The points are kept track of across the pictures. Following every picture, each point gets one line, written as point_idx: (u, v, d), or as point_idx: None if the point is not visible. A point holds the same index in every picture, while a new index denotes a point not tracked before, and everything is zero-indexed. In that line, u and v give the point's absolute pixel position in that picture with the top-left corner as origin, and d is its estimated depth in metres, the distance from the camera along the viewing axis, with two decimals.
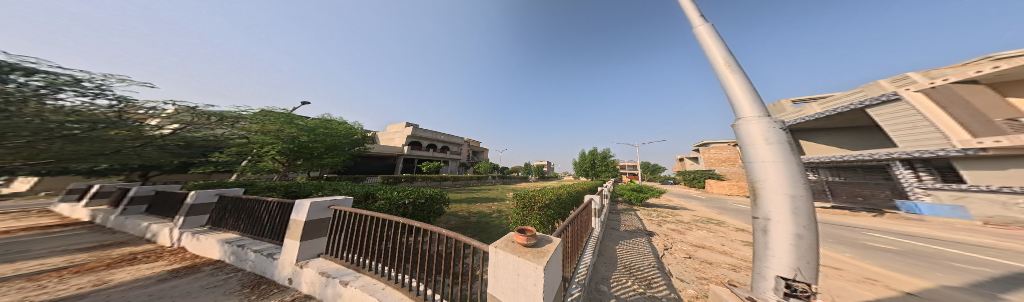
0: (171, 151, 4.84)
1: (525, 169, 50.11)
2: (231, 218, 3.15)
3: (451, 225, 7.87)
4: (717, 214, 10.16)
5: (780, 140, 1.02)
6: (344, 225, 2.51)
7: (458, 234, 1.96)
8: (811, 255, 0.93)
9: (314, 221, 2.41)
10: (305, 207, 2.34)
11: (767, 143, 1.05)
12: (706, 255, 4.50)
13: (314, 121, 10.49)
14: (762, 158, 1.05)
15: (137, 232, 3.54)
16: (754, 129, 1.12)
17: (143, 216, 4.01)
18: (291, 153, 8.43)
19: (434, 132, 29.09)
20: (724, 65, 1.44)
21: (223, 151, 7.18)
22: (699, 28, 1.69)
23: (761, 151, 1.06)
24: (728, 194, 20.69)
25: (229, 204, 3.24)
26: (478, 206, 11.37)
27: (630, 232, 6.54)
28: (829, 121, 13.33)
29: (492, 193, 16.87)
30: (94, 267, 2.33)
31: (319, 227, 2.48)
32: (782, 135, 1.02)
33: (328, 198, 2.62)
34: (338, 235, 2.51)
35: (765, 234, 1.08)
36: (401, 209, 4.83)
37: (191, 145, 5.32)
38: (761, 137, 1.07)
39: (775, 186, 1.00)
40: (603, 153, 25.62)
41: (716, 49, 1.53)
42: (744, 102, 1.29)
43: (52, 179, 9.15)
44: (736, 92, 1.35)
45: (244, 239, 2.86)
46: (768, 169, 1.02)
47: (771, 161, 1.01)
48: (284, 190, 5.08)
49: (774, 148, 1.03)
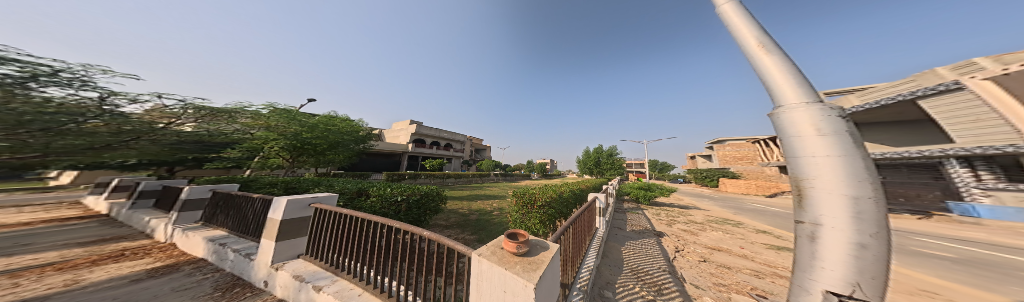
0: (166, 147, 4.84)
1: (529, 167, 49.86)
2: (221, 215, 3.14)
3: (451, 222, 7.78)
4: (734, 214, 9.43)
5: (838, 131, 0.66)
6: (324, 224, 2.38)
7: (440, 237, 1.77)
8: (882, 269, 0.59)
9: (292, 220, 2.30)
10: (282, 204, 2.23)
11: (816, 134, 0.69)
12: (724, 258, 3.90)
13: (319, 118, 10.66)
14: (805, 151, 0.69)
15: (139, 226, 3.74)
16: (798, 118, 0.74)
17: (150, 210, 4.18)
18: (295, 149, 8.59)
19: (438, 130, 29.42)
20: (755, 46, 1.08)
21: (234, 147, 7.43)
22: (722, 7, 1.30)
23: (807, 142, 0.70)
24: (746, 193, 19.40)
25: (220, 201, 3.21)
26: (479, 204, 11.27)
27: (638, 233, 6.11)
28: (868, 114, 11.96)
29: (495, 191, 16.76)
30: (76, 264, 2.52)
31: (298, 226, 2.37)
32: (841, 123, 0.66)
33: (310, 195, 2.50)
34: (318, 234, 2.39)
35: (809, 243, 0.70)
36: (395, 206, 4.76)
37: (185, 141, 5.28)
38: (808, 126, 0.71)
39: (826, 187, 0.64)
40: (609, 151, 24.85)
41: (744, 25, 1.16)
42: (787, 88, 0.92)
43: (91, 174, 10.08)
44: (771, 74, 0.99)
45: (229, 236, 2.85)
46: (815, 168, 0.67)
47: (825, 156, 0.65)
48: (284, 186, 5.03)
49: (827, 138, 0.66)
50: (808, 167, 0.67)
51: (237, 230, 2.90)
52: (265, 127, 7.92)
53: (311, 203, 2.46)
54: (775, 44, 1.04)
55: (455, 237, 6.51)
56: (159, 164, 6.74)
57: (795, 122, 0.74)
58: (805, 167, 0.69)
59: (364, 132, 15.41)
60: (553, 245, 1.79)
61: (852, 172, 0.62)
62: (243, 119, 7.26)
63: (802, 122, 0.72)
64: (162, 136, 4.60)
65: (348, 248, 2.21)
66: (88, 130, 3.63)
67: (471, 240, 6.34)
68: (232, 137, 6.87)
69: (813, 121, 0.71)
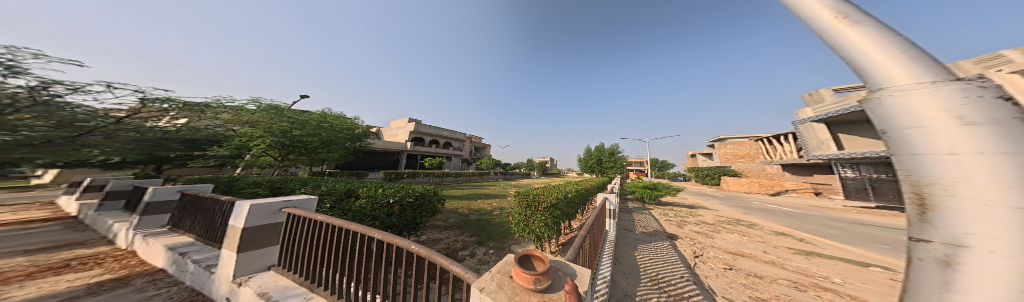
0: (127, 141, 4.23)
1: (528, 165, 49.51)
2: (186, 219, 2.76)
3: (451, 223, 7.44)
4: (743, 214, 9.19)
5: (991, 120, 0.56)
6: (296, 233, 2.00)
7: (430, 255, 1.49)
8: None
9: (257, 228, 1.93)
10: (244, 210, 1.86)
11: (960, 124, 0.59)
12: (752, 267, 3.82)
13: (312, 116, 10.23)
14: (940, 148, 0.61)
15: (103, 231, 3.38)
16: (919, 105, 0.64)
17: (113, 213, 3.76)
18: (284, 147, 8.15)
19: (436, 128, 28.93)
20: (833, 19, 1.07)
21: (221, 145, 7.02)
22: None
23: (938, 134, 0.61)
24: (749, 192, 19.17)
25: (188, 203, 2.82)
26: (479, 203, 10.94)
27: (649, 235, 5.85)
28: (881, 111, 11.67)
29: (495, 190, 16.43)
30: (10, 278, 2.20)
31: (268, 235, 2.01)
32: (997, 110, 0.56)
33: (284, 198, 2.11)
34: (290, 244, 2.01)
35: (944, 269, 0.58)
36: (387, 209, 4.40)
37: (145, 135, 4.56)
38: (941, 115, 0.62)
39: (976, 192, 0.54)
40: (610, 149, 24.50)
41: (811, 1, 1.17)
42: (877, 54, 0.89)
43: (70, 172, 9.59)
44: (857, 48, 0.96)
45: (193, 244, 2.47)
46: (947, 167, 0.59)
47: (984, 151, 0.54)
48: (269, 186, 4.54)
49: (974, 129, 0.57)
50: (945, 167, 0.59)
51: (202, 236, 2.54)
52: (251, 123, 7.55)
53: (283, 208, 2.08)
54: (859, 14, 1.03)
55: (454, 238, 6.14)
56: (147, 162, 5.53)
57: (897, 105, 0.68)
58: (932, 167, 0.61)
59: (360, 130, 14.97)
60: (580, 269, 1.41)
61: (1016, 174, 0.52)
62: (222, 115, 6.78)
63: (926, 111, 0.64)
64: (122, 130, 4.17)
65: (324, 262, 1.84)
66: (26, 124, 3.15)
67: (472, 242, 6.00)
68: (208, 133, 6.37)
69: (947, 109, 0.62)
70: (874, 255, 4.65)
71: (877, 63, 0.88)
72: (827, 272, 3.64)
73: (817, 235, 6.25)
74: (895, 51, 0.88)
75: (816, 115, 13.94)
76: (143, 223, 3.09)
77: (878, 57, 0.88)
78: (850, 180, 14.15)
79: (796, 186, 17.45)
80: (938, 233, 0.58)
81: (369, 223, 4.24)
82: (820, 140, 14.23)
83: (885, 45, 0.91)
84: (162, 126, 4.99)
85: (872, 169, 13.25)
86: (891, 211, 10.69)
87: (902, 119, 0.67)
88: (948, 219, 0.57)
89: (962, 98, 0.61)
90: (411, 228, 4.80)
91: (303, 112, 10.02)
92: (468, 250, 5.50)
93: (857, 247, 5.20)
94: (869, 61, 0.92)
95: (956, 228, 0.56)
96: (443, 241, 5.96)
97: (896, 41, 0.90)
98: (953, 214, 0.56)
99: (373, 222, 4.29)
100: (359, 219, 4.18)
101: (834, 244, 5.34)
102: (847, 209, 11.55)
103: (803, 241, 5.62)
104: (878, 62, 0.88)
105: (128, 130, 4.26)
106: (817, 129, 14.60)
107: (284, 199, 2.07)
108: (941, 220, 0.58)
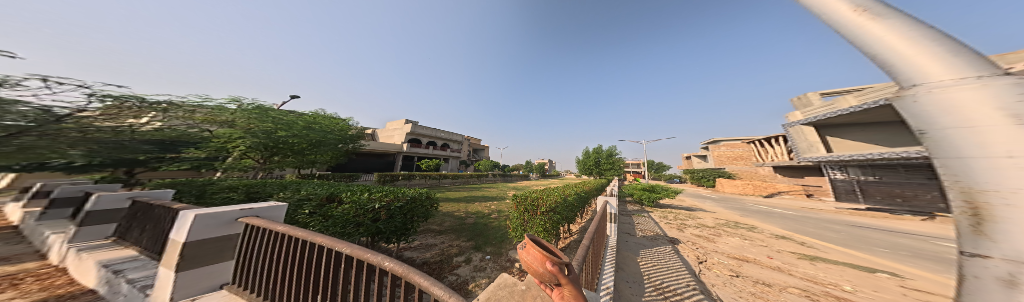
0: (77, 138, 4.15)
1: (526, 167, 49.15)
2: (135, 230, 2.90)
3: (446, 227, 7.14)
4: (741, 216, 9.20)
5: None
6: (254, 245, 2.21)
7: (408, 271, 1.35)
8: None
9: (204, 241, 2.11)
10: (193, 221, 2.05)
11: (1012, 124, 0.58)
12: (758, 273, 3.96)
13: (301, 116, 9.87)
14: (1001, 150, 0.59)
15: (38, 244, 3.52)
16: (965, 103, 0.63)
17: (55, 224, 3.94)
18: (268, 148, 7.73)
19: (433, 130, 28.50)
20: (851, 11, 1.00)
21: (198, 146, 6.47)
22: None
23: (993, 135, 0.59)
24: (742, 193, 19.38)
25: (138, 212, 2.97)
26: (476, 206, 10.66)
27: (650, 239, 5.75)
28: (868, 115, 12.01)
29: (492, 192, 16.10)
30: None
31: (220, 248, 2.22)
32: None
33: (241, 207, 2.35)
34: (244, 255, 2.23)
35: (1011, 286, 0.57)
36: (372, 214, 4.16)
37: (91, 136, 4.31)
38: (998, 116, 0.60)
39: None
40: (607, 151, 24.50)
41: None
42: (896, 45, 0.85)
43: (31, 176, 8.84)
44: (881, 41, 0.89)
45: (131, 258, 2.55)
46: (1008, 170, 0.57)
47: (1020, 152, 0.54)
48: (245, 190, 4.19)
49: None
50: (995, 172, 0.58)
51: (151, 249, 2.62)
52: (229, 123, 7.03)
53: (238, 218, 2.32)
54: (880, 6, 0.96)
55: (449, 244, 5.83)
56: (120, 165, 4.99)
57: (939, 105, 0.67)
58: (985, 172, 0.60)
59: (353, 131, 14.55)
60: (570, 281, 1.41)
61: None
62: (195, 114, 6.40)
63: (978, 111, 0.62)
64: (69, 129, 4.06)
65: (286, 273, 1.98)
66: None
67: (468, 247, 5.70)
68: (173, 134, 5.88)
69: (1002, 109, 0.60)
70: (877, 259, 4.65)
71: (901, 54, 0.83)
72: (834, 278, 3.78)
73: (816, 238, 6.25)
74: (926, 42, 0.81)
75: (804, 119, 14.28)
76: (83, 235, 3.36)
77: (901, 48, 0.83)
78: (839, 182, 14.45)
79: (789, 188, 17.60)
80: (999, 249, 0.58)
81: (353, 230, 4.00)
82: (809, 143, 14.40)
83: (910, 36, 0.84)
84: (121, 125, 4.82)
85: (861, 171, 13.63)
86: (882, 213, 10.88)
87: (945, 121, 0.67)
88: (1004, 233, 0.56)
89: (1012, 100, 0.60)
90: (400, 234, 4.58)
91: (291, 112, 9.63)
92: (463, 256, 5.21)
93: (858, 251, 5.19)
94: (888, 50, 0.87)
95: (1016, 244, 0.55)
96: (437, 246, 5.66)
97: (915, 34, 0.84)
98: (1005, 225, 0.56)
99: (357, 228, 4.05)
100: (341, 225, 3.93)
101: (834, 246, 5.41)
102: (840, 211, 11.74)
103: (803, 244, 5.60)
104: (906, 54, 0.81)
105: (77, 130, 4.15)
106: (806, 132, 14.79)
107: (239, 209, 2.30)
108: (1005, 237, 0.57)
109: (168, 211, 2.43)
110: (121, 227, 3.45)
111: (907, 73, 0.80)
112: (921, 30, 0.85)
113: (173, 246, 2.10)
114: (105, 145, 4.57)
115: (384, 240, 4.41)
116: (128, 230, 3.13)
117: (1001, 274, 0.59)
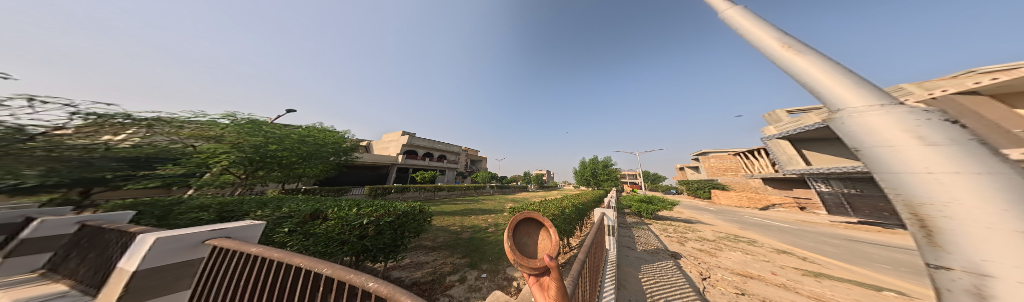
0: (45, 157, 3.97)
1: (524, 178, 48.58)
2: (74, 260, 2.69)
3: (439, 243, 6.79)
4: (740, 229, 9.12)
5: (951, 142, 0.67)
6: (219, 270, 2.02)
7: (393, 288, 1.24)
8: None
9: (157, 270, 1.93)
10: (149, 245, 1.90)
11: (921, 144, 0.70)
12: (763, 291, 3.81)
13: (292, 129, 9.79)
14: (919, 167, 0.69)
15: None
16: (881, 124, 0.77)
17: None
18: (253, 163, 7.40)
19: (430, 141, 28.45)
20: (781, 48, 1.18)
21: (176, 162, 6.07)
22: (744, 21, 1.46)
23: (909, 154, 0.71)
24: (738, 205, 19.43)
25: (83, 238, 2.80)
26: (472, 219, 10.31)
27: (651, 254, 5.56)
28: None
29: (489, 205, 15.69)
30: None
31: (177, 276, 2.02)
32: (949, 135, 0.69)
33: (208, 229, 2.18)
34: (205, 282, 2.03)
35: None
36: (360, 231, 3.93)
37: (58, 154, 4.11)
38: (906, 138, 0.73)
39: (974, 215, 0.59)
40: (603, 162, 24.74)
41: (762, 32, 1.32)
42: (820, 75, 1.00)
43: None
44: (806, 72, 1.05)
45: (56, 292, 2.34)
46: (931, 185, 0.65)
47: (966, 171, 0.62)
48: (218, 209, 3.87)
49: (938, 150, 0.67)
50: (930, 187, 0.65)
51: (84, 283, 2.33)
52: (216, 138, 6.84)
53: (205, 240, 2.14)
54: (801, 44, 1.15)
55: (442, 261, 5.49)
56: (77, 184, 4.34)
57: (866, 125, 0.79)
58: (915, 185, 0.68)
59: (347, 144, 14.41)
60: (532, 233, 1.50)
61: (1018, 200, 0.57)
62: (182, 129, 6.27)
63: (888, 133, 0.76)
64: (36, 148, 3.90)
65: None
66: None
67: (463, 265, 5.37)
68: (151, 150, 5.46)
69: (907, 131, 0.74)
70: (880, 276, 4.57)
71: (822, 83, 0.99)
72: (841, 297, 3.66)
73: (817, 252, 6.17)
74: (838, 75, 0.98)
75: (779, 133, 15.09)
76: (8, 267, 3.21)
77: (823, 79, 0.98)
78: (827, 194, 14.81)
79: (782, 199, 17.78)
80: (957, 260, 0.60)
81: (336, 249, 3.75)
82: (788, 156, 14.88)
83: (827, 69, 1.00)
84: (96, 142, 4.68)
85: (844, 183, 14.10)
86: (875, 226, 10.97)
87: (869, 141, 0.79)
88: (956, 242, 0.60)
89: (914, 123, 0.74)
90: (389, 251, 4.34)
91: (284, 126, 9.54)
92: (457, 275, 4.89)
93: (859, 267, 5.12)
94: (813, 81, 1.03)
95: (978, 254, 0.58)
96: (429, 264, 5.32)
97: (833, 67, 1.00)
98: (957, 236, 0.60)
99: (341, 247, 3.79)
100: (323, 244, 3.67)
101: (835, 261, 5.32)
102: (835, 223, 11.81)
103: (805, 259, 5.50)
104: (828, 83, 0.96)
105: (44, 148, 4.01)
106: (783, 145, 15.38)
107: (210, 229, 2.14)
108: (956, 246, 0.61)
109: (117, 233, 2.30)
110: (58, 257, 3.26)
111: (832, 101, 0.94)
112: (834, 63, 1.02)
113: (117, 274, 1.95)
114: (66, 163, 4.19)
115: (370, 259, 4.13)
116: (62, 261, 2.88)
117: (967, 286, 0.61)
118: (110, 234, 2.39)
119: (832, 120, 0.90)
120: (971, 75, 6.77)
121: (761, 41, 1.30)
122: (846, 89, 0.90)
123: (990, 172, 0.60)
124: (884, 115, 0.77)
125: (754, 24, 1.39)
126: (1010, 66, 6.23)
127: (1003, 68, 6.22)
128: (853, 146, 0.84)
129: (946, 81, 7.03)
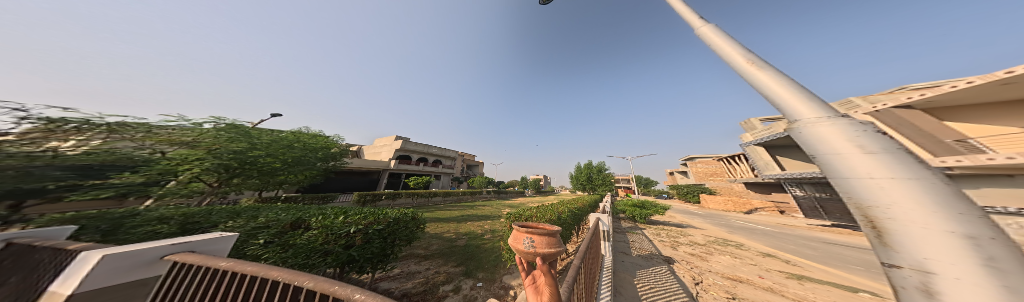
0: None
1: (522, 183, 48.39)
2: None
3: (432, 251, 6.56)
4: (729, 233, 9.30)
5: (886, 149, 0.76)
6: (177, 288, 1.86)
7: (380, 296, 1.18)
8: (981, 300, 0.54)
9: (102, 292, 1.76)
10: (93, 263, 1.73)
11: (863, 153, 0.78)
12: (752, 295, 3.86)
13: (277, 135, 9.49)
14: (862, 174, 0.77)
15: None
16: (829, 133, 0.85)
17: None
18: (229, 170, 7.31)
19: (424, 146, 28.13)
20: (746, 63, 1.25)
21: (137, 170, 5.36)
22: (715, 38, 1.54)
23: (855, 161, 0.79)
24: (726, 209, 20.04)
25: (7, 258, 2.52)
26: (467, 226, 10.11)
27: (646, 259, 5.58)
28: None
29: (485, 210, 15.46)
30: None
31: (129, 297, 1.84)
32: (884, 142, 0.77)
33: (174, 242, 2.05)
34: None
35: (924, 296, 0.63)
36: (346, 240, 3.76)
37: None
38: (850, 147, 0.82)
39: (913, 217, 0.66)
40: (598, 167, 25.05)
41: (730, 48, 1.40)
42: (783, 92, 1.06)
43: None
44: (768, 87, 1.13)
45: None
46: (875, 190, 0.73)
47: (897, 177, 0.71)
48: (178, 222, 3.61)
49: (876, 158, 0.76)
50: (875, 191, 0.72)
51: None
52: (190, 144, 6.49)
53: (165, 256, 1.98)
54: (763, 61, 1.23)
55: (435, 270, 5.28)
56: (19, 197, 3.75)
57: (821, 134, 0.87)
58: (864, 190, 0.75)
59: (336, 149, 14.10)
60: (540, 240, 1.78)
61: (940, 202, 0.65)
62: (154, 134, 5.84)
63: (839, 143, 0.84)
64: None
65: None
66: None
67: (458, 273, 5.19)
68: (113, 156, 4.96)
69: (851, 140, 0.82)
70: (855, 278, 4.76)
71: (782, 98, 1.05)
72: (823, 299, 3.77)
73: (798, 255, 6.36)
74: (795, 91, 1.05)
75: (755, 139, 15.96)
76: None
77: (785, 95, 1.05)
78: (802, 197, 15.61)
79: (765, 203, 18.55)
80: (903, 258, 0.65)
81: (319, 260, 3.54)
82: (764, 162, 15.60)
83: (786, 85, 1.08)
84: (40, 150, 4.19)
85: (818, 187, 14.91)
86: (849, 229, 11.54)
87: (822, 149, 0.87)
88: (906, 242, 0.65)
89: (855, 133, 0.83)
90: (378, 260, 4.16)
91: (270, 131, 9.33)
92: (451, 284, 4.70)
93: (837, 269, 5.30)
94: (776, 95, 1.10)
95: (916, 252, 0.65)
96: (421, 274, 5.10)
97: (793, 84, 1.08)
98: (902, 236, 0.65)
99: (324, 258, 3.59)
100: (304, 255, 3.46)
101: (818, 265, 5.46)
102: (814, 226, 12.37)
103: (788, 263, 5.66)
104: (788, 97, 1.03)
105: None
106: (760, 151, 16.20)
107: (171, 244, 1.98)
108: (901, 245, 0.66)
109: (52, 249, 2.10)
110: None
111: (789, 112, 1.02)
112: (793, 80, 1.10)
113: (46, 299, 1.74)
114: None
115: (356, 270, 3.91)
116: None
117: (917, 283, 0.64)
118: (42, 251, 2.18)
119: (792, 130, 0.97)
120: (904, 90, 7.53)
121: (729, 57, 1.38)
122: (801, 104, 0.98)
123: (916, 178, 0.69)
124: (828, 125, 0.86)
125: (724, 40, 1.48)
126: (933, 83, 7.01)
127: (929, 85, 6.99)
128: (813, 152, 0.90)
129: (886, 95, 7.80)
